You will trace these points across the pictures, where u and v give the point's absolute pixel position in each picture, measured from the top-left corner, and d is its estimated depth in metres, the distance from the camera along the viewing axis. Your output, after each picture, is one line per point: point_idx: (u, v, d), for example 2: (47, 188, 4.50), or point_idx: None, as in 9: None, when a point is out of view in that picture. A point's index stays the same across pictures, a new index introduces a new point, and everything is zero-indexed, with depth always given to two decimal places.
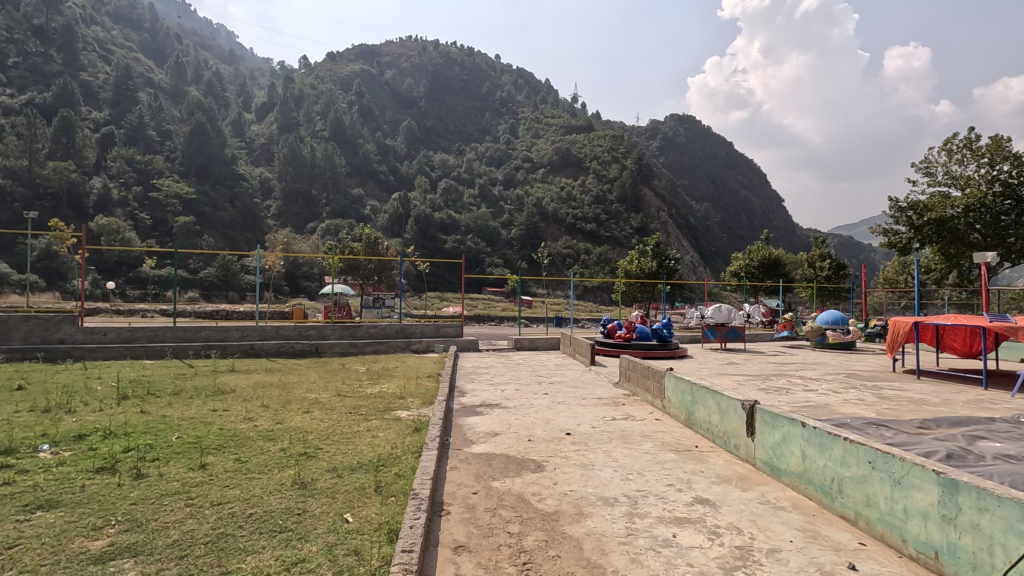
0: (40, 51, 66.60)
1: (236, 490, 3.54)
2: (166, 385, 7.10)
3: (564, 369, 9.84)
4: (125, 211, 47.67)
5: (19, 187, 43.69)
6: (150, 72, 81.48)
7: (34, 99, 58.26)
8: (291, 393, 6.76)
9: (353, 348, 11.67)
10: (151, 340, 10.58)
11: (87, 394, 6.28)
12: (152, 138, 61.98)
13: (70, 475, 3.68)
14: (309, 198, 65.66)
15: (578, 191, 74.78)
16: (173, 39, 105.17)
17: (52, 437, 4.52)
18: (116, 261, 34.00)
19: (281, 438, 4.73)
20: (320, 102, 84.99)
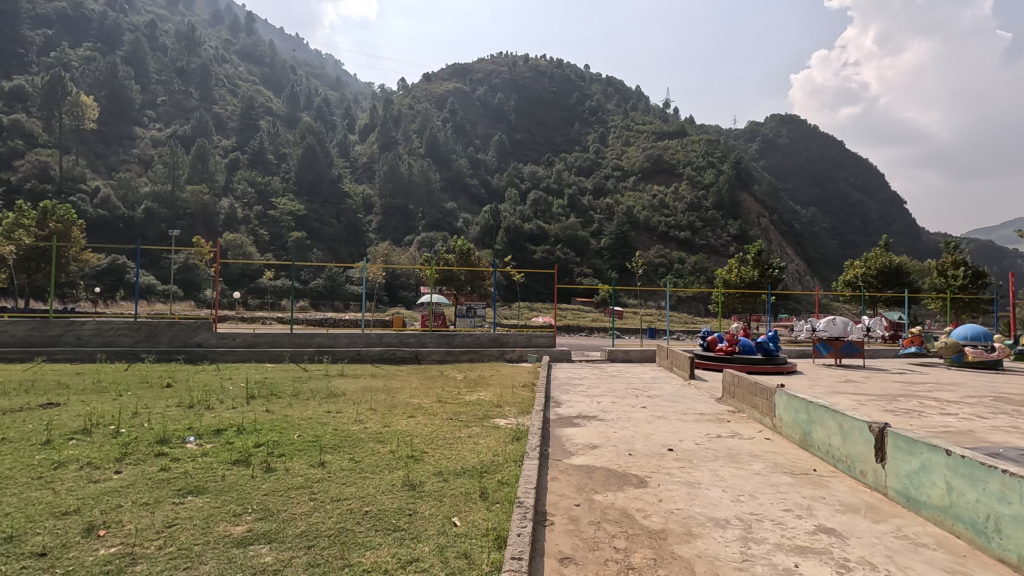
0: (181, 90, 76.23)
1: (352, 488, 3.77)
2: (286, 387, 7.74)
3: (661, 383, 9.48)
4: (248, 228, 53.00)
5: (164, 209, 49.84)
6: (269, 102, 90.14)
7: (178, 131, 66.49)
8: (396, 398, 7.12)
9: (450, 355, 12.10)
10: (272, 345, 11.55)
11: (223, 393, 7.01)
12: (270, 162, 68.06)
13: (213, 465, 4.11)
14: (406, 213, 69.04)
15: (671, 198, 72.36)
16: (289, 70, 115.95)
17: (197, 430, 5.10)
18: (239, 273, 37.64)
19: (390, 440, 5.02)
20: (416, 120, 89.34)
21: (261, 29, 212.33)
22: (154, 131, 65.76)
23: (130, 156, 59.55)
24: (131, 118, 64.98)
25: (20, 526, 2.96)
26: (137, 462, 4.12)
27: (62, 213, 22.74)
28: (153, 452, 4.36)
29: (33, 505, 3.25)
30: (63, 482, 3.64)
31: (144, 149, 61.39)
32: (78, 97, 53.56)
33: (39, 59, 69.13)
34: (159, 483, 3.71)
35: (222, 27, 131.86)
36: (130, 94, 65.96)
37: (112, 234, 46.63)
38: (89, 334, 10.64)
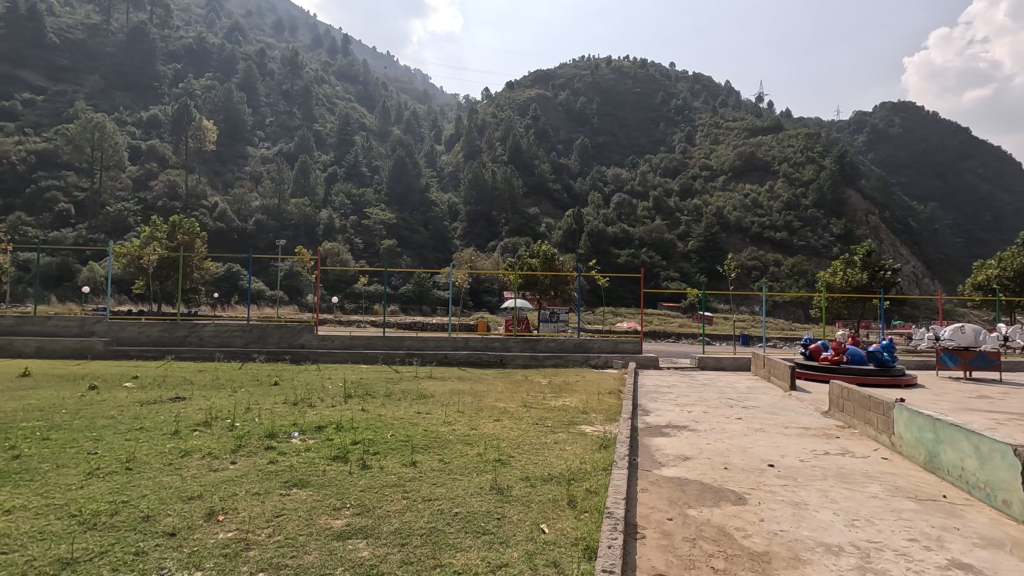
0: (286, 112, 82.84)
1: (442, 488, 3.85)
2: (379, 387, 8.11)
3: (757, 393, 8.88)
4: (344, 237, 56.46)
5: (271, 221, 54.38)
6: (363, 118, 95.68)
7: (283, 149, 72.29)
8: (482, 401, 7.23)
9: (535, 360, 12.13)
10: (366, 347, 12.15)
11: (322, 392, 7.47)
12: (364, 174, 71.98)
13: (315, 460, 4.36)
14: (490, 219, 70.42)
15: (765, 197, 68.27)
16: (381, 87, 122.63)
17: (301, 426, 5.46)
18: (336, 280, 40.13)
19: (477, 443, 5.07)
20: (500, 129, 91.00)
21: (356, 50, 226.39)
22: (264, 149, 71.94)
23: (243, 174, 65.55)
24: (244, 139, 71.56)
25: (155, 507, 3.29)
26: (250, 454, 4.48)
27: (188, 226, 25.35)
28: (263, 445, 4.71)
29: (166, 488, 3.62)
30: (190, 469, 4.03)
31: (254, 166, 67.32)
32: (201, 122, 59.74)
33: (170, 90, 78.03)
34: (268, 475, 3.99)
35: (321, 49, 142.11)
36: (243, 117, 72.66)
37: (228, 244, 51.50)
38: (209, 335, 11.74)
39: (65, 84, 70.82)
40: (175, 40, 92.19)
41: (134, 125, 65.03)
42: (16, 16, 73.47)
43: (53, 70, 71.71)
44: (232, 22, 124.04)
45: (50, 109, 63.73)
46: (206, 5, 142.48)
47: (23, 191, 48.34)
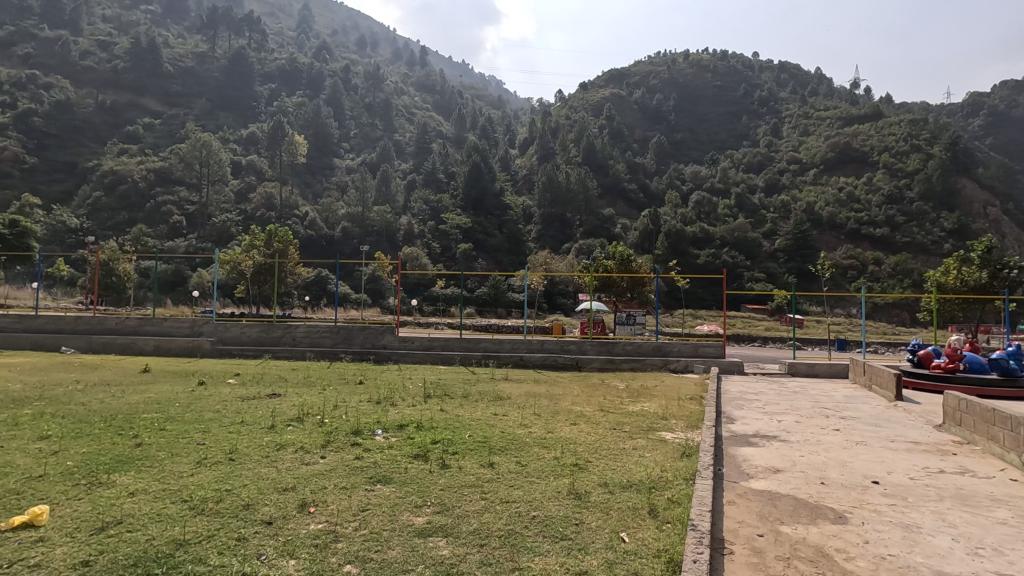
0: (369, 124, 87.13)
1: (519, 491, 3.84)
2: (457, 388, 8.27)
3: (857, 403, 8.20)
4: (423, 242, 58.43)
5: (356, 228, 57.32)
6: (440, 126, 98.63)
7: (366, 160, 75.98)
8: (558, 403, 7.18)
9: (611, 364, 11.92)
10: (445, 348, 12.46)
11: (403, 391, 7.73)
12: (441, 180, 74.06)
13: (397, 458, 4.51)
14: (564, 221, 70.26)
15: (862, 191, 63.17)
16: (457, 95, 125.89)
17: (384, 424, 5.67)
18: (415, 283, 41.59)
19: (554, 446, 5.04)
20: (573, 130, 90.57)
21: (432, 60, 234.26)
22: (349, 160, 76.00)
23: (330, 184, 69.60)
24: (331, 151, 76.04)
25: (254, 497, 3.53)
26: (338, 449, 4.71)
27: (283, 234, 26.92)
28: (349, 441, 4.94)
29: (264, 480, 3.86)
30: (285, 462, 4.31)
31: (340, 176, 71.27)
32: (293, 137, 64.09)
33: (266, 109, 84.40)
34: (354, 470, 4.17)
35: (400, 62, 148.29)
36: (330, 130, 77.17)
37: (318, 250, 54.97)
38: (301, 335, 12.52)
39: (178, 109, 78.59)
40: (270, 62, 99.64)
41: (235, 143, 70.93)
42: (139, 50, 82.51)
43: (170, 97, 80.11)
44: (320, 41, 132.39)
45: (167, 132, 71.01)
46: (297, 28, 153.14)
47: (145, 206, 54.10)
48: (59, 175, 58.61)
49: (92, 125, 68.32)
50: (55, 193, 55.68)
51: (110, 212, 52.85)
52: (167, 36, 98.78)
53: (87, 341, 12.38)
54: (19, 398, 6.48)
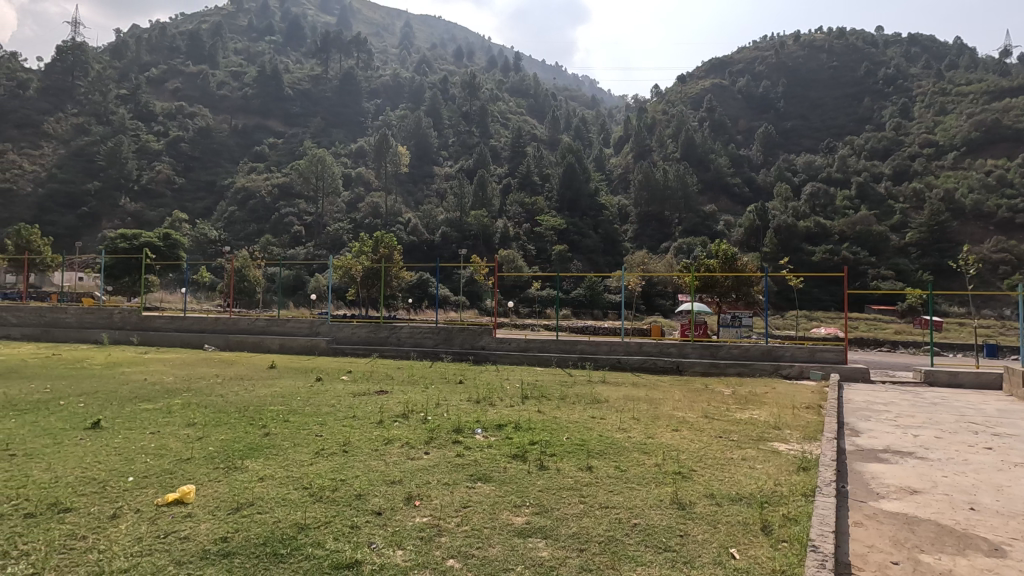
0: (467, 131, 89.96)
1: (620, 497, 3.76)
2: (554, 390, 8.28)
3: (1014, 419, 7.10)
4: (518, 244, 59.27)
5: (454, 232, 59.45)
6: (534, 129, 99.42)
7: (464, 166, 78.51)
8: (658, 408, 6.94)
9: (715, 368, 11.34)
10: (541, 350, 12.49)
11: (501, 391, 7.87)
12: (536, 183, 74.49)
13: (497, 457, 4.59)
14: (662, 220, 68.09)
15: (1015, 174, 54.98)
16: (550, 97, 126.25)
17: (484, 423, 5.80)
18: (511, 285, 42.27)
19: (655, 452, 4.86)
20: (671, 125, 87.44)
21: (525, 65, 237.17)
22: (447, 168, 78.95)
23: (430, 191, 72.72)
24: (431, 160, 79.43)
25: (366, 488, 3.77)
26: (440, 446, 4.88)
27: (389, 241, 28.45)
28: (450, 438, 5.10)
29: (374, 472, 4.10)
30: (392, 456, 4.54)
31: (440, 183, 74.22)
32: (396, 148, 67.81)
33: (372, 123, 90.02)
34: (457, 467, 4.30)
35: (495, 69, 151.61)
36: (430, 140, 80.68)
37: (420, 255, 57.80)
38: (405, 335, 13.16)
39: (297, 128, 86.17)
40: (376, 79, 106.15)
41: (346, 156, 76.41)
42: (264, 77, 91.53)
43: (291, 117, 88.04)
44: (421, 56, 139.01)
45: (288, 150, 78.08)
46: (399, 45, 161.95)
47: (270, 218, 59.88)
48: (202, 194, 66.62)
49: (226, 147, 76.85)
50: (198, 209, 63.33)
51: (242, 224, 59.24)
52: (288, 63, 108.80)
53: (224, 340, 13.95)
54: (173, 389, 7.43)
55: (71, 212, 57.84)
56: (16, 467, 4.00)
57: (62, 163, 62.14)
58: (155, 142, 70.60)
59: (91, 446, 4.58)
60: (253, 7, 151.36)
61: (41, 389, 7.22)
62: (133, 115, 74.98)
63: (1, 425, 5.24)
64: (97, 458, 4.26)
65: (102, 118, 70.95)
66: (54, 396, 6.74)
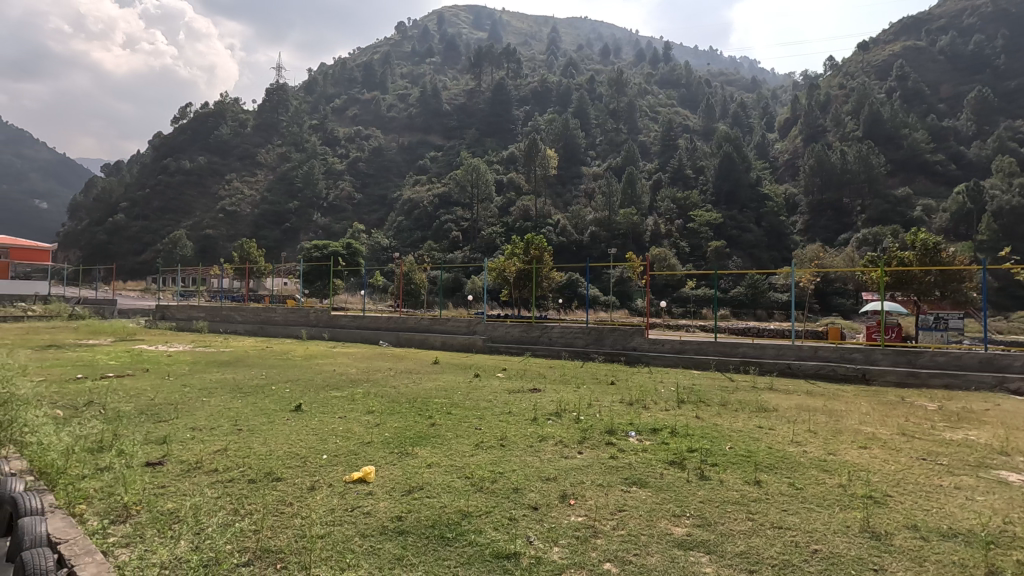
0: (615, 129, 88.57)
1: (796, 518, 3.38)
2: (715, 395, 7.74)
3: None
4: (671, 242, 56.99)
5: (604, 232, 59.12)
6: (687, 120, 94.27)
7: (612, 164, 77.36)
8: (840, 422, 6.11)
9: (913, 378, 9.70)
10: (698, 352, 11.71)
11: (656, 395, 7.57)
12: (689, 176, 70.60)
13: (653, 461, 4.44)
14: (840, 208, 60.37)
15: None
16: (704, 84, 118.72)
17: (638, 425, 5.64)
18: (664, 284, 40.70)
19: (837, 471, 4.29)
20: (850, 100, 76.88)
21: (675, 53, 226.67)
22: (595, 167, 78.59)
23: (579, 191, 72.95)
24: (579, 161, 79.77)
25: (522, 481, 3.88)
26: (594, 447, 4.85)
27: (538, 242, 28.98)
28: (604, 440, 5.03)
29: (530, 467, 4.22)
30: (546, 453, 4.63)
31: (588, 183, 74.10)
32: (545, 151, 69.15)
33: (522, 130, 93.00)
34: (611, 469, 4.24)
35: (644, 62, 147.12)
36: (578, 141, 80.96)
37: (569, 256, 58.52)
38: (557, 335, 13.30)
39: (454, 140, 92.35)
40: (525, 87, 109.22)
41: (498, 164, 79.97)
42: (426, 96, 99.56)
43: (449, 131, 94.75)
44: (568, 59, 140.13)
45: (446, 161, 83.92)
46: (547, 50, 165.26)
47: (432, 225, 65.10)
48: (376, 207, 74.74)
49: (395, 163, 84.98)
50: (373, 220, 71.11)
51: (409, 232, 65.41)
52: (446, 81, 117.09)
53: (396, 337, 15.46)
54: (355, 379, 8.45)
55: (277, 228, 69.01)
56: (241, 440, 4.85)
57: (271, 187, 74.28)
58: (339, 163, 80.84)
59: (295, 426, 5.38)
60: (415, 33, 165.92)
61: (259, 376, 8.69)
62: (322, 141, 86.58)
63: (233, 405, 6.40)
64: (300, 437, 4.99)
65: (299, 146, 83.37)
66: (269, 381, 8.10)
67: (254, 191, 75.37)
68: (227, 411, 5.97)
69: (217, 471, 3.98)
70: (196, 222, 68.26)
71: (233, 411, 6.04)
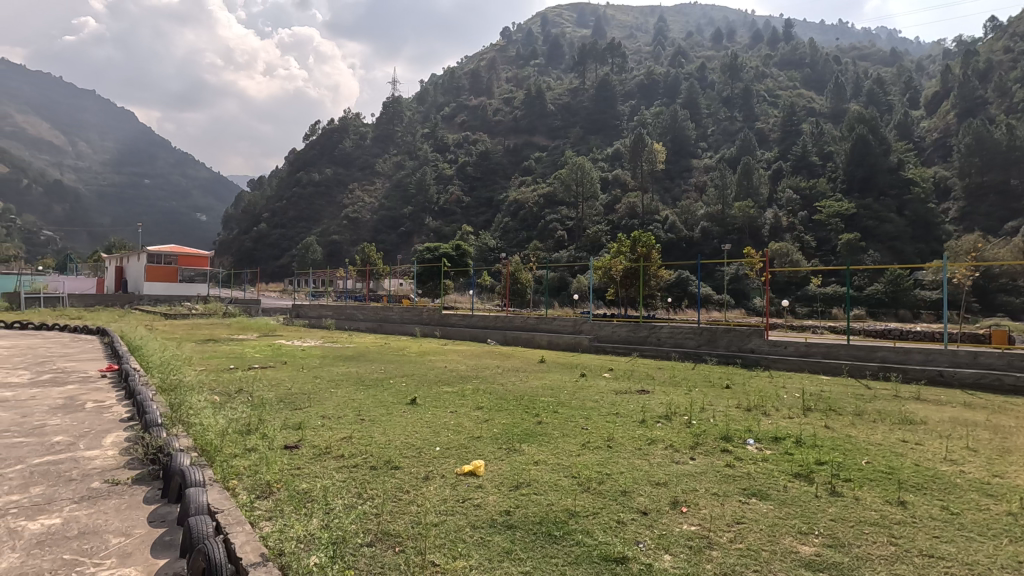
0: (729, 118, 83.51)
1: (952, 548, 2.95)
2: (847, 403, 7.00)
3: None
4: (793, 236, 52.66)
5: (716, 227, 56.18)
6: (812, 102, 86.35)
7: (725, 155, 73.05)
8: (1010, 441, 5.23)
9: None
10: (827, 356, 10.68)
11: (777, 401, 7.01)
12: (815, 164, 64.61)
13: (775, 473, 4.11)
14: (1007, 192, 51.96)
15: None
16: (832, 62, 108.00)
17: (756, 434, 5.26)
18: (786, 282, 37.83)
19: (1006, 497, 3.69)
20: (1019, 66, 65.88)
21: (797, 31, 209.13)
22: (707, 159, 74.70)
23: (689, 185, 69.85)
24: (689, 153, 76.33)
25: (630, 485, 3.79)
26: (707, 453, 4.59)
27: (646, 240, 28.10)
28: (719, 447, 4.76)
29: (639, 470, 4.10)
30: (655, 457, 4.47)
31: (698, 176, 70.71)
32: (652, 146, 67.09)
33: (628, 125, 90.94)
34: (727, 478, 3.99)
35: (761, 43, 137.08)
36: (688, 133, 77.51)
37: (678, 253, 56.35)
38: (666, 335, 12.82)
39: (559, 140, 92.47)
40: (630, 80, 106.66)
41: (603, 161, 78.89)
42: (531, 98, 100.80)
43: (553, 131, 95.08)
44: (676, 48, 134.37)
45: (551, 161, 84.30)
46: (653, 41, 159.78)
47: (537, 225, 65.90)
48: (483, 209, 77.04)
49: (501, 165, 85.81)
50: (480, 221, 73.29)
51: (515, 232, 66.75)
52: (550, 81, 117.54)
53: (503, 335, 15.85)
54: (464, 376, 8.81)
55: (394, 232, 73.95)
56: (364, 430, 5.22)
57: (388, 194, 79.62)
58: (449, 168, 84.30)
59: (411, 419, 5.69)
60: (519, 37, 168.40)
61: (378, 370, 9.35)
62: (434, 148, 90.67)
63: (356, 396, 6.95)
64: (415, 429, 5.27)
65: (412, 154, 88.34)
66: (387, 376, 8.67)
67: (373, 199, 81.20)
68: (352, 403, 6.50)
69: (343, 458, 4.33)
70: (324, 229, 75.17)
71: (356, 402, 6.55)
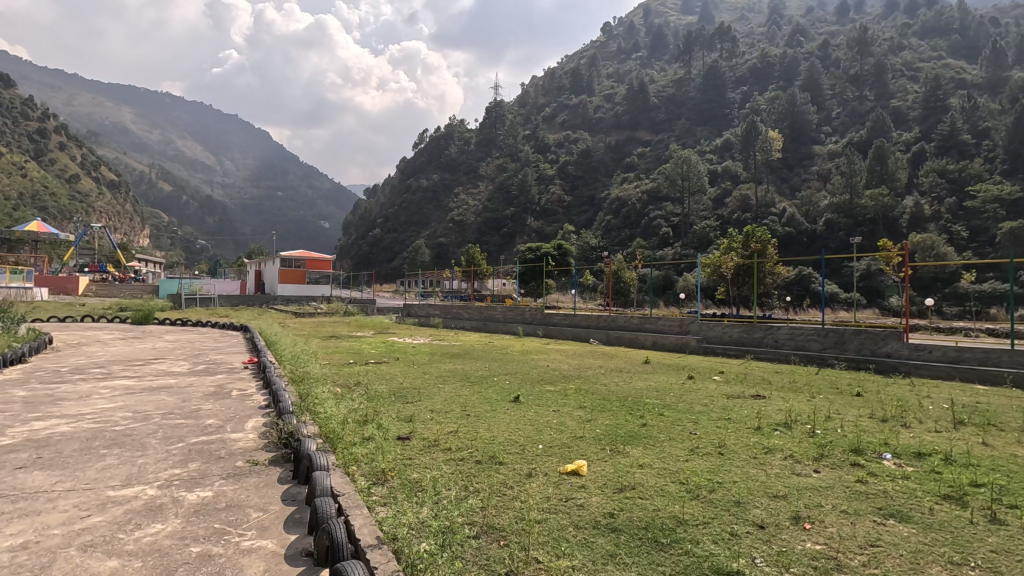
0: (858, 97, 75.66)
1: None
2: (1013, 418, 6.01)
3: None
4: (938, 226, 46.50)
5: (843, 219, 51.18)
6: (963, 72, 75.32)
7: (853, 139, 66.14)
8: None
9: None
10: (985, 362, 9.26)
11: (921, 412, 6.22)
12: (968, 142, 56.36)
13: (917, 492, 3.65)
14: None
15: None
16: (988, 25, 93.60)
17: (894, 447, 4.70)
18: (932, 278, 33.42)
19: None
20: None
21: None
22: (831, 144, 68.20)
23: (810, 174, 64.20)
24: (809, 139, 70.19)
25: (745, 495, 3.56)
26: (834, 466, 4.19)
27: (761, 234, 25.98)
28: (848, 460, 4.31)
29: (754, 480, 3.84)
30: (773, 467, 4.15)
31: (821, 164, 64.76)
32: (767, 134, 62.68)
33: (739, 113, 85.70)
34: (857, 494, 3.60)
35: (898, 12, 122.04)
36: (809, 117, 71.11)
37: (799, 248, 52.05)
38: (784, 337, 11.89)
39: (663, 134, 89.41)
40: (742, 65, 100.12)
41: (712, 153, 74.89)
42: (633, 92, 98.25)
43: (658, 125, 92.37)
44: (794, 25, 123.90)
45: (655, 156, 81.45)
46: (768, 21, 148.77)
47: (641, 222, 64.05)
48: (584, 207, 76.36)
49: (603, 162, 84.40)
50: (582, 220, 72.89)
51: (617, 229, 65.41)
52: (653, 73, 113.68)
53: (605, 335, 15.60)
54: (568, 374, 8.82)
55: (497, 233, 75.94)
56: (469, 425, 5.38)
57: (491, 196, 81.73)
58: (550, 168, 84.55)
59: (514, 416, 5.80)
60: (621, 31, 164.72)
61: (483, 367, 9.65)
62: (535, 149, 91.43)
63: (463, 391, 7.22)
64: (519, 426, 5.36)
65: (515, 157, 90.04)
66: (491, 372, 8.93)
67: (477, 202, 83.76)
68: (459, 398, 6.75)
69: (451, 451, 4.49)
70: (432, 233, 79.10)
71: (462, 397, 6.79)
